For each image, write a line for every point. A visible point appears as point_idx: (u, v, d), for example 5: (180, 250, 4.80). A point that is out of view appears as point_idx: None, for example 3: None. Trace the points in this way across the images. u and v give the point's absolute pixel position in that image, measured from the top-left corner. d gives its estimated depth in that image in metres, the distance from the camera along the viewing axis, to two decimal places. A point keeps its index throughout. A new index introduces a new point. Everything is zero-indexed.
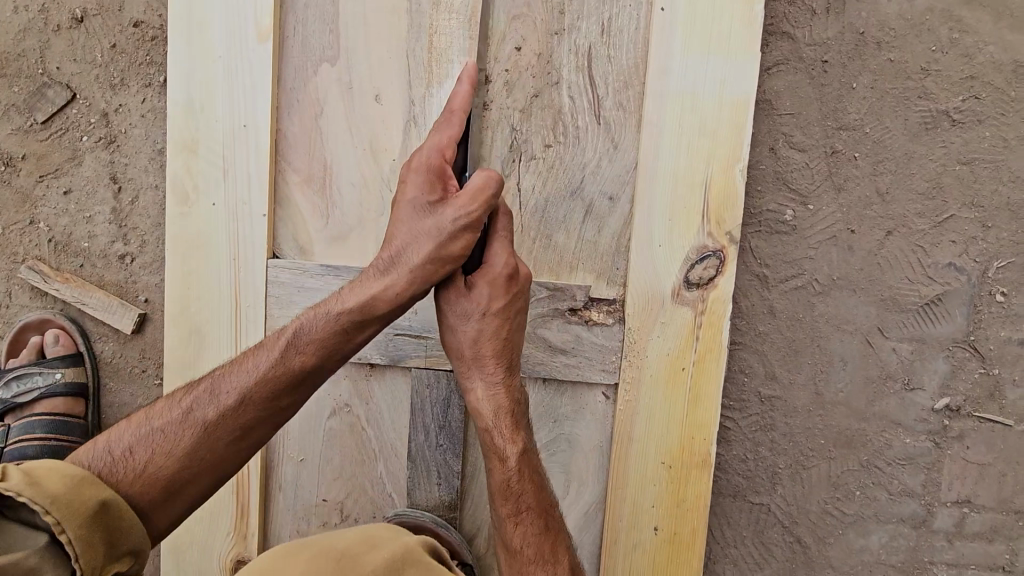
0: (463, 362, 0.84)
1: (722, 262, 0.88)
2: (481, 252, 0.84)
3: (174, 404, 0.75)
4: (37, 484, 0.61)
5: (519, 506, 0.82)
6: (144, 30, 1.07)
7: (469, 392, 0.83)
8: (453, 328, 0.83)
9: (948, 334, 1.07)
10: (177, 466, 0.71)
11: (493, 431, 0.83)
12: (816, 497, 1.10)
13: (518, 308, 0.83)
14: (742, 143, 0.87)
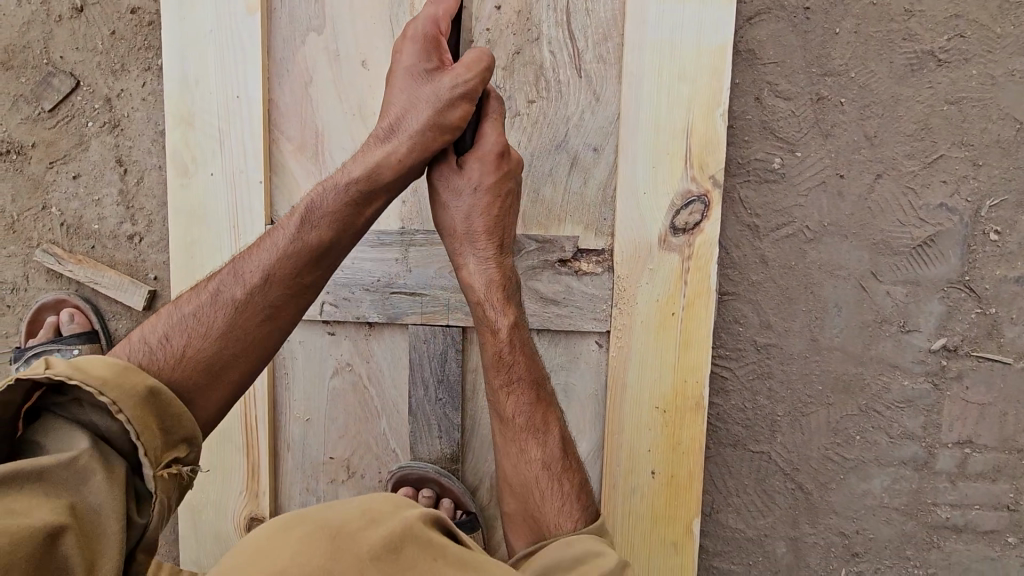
0: (455, 238, 0.85)
1: (707, 207, 0.90)
2: (473, 132, 0.84)
3: (200, 292, 0.76)
4: (79, 374, 0.63)
5: (520, 399, 0.84)
6: (140, 16, 1.11)
7: (463, 266, 0.85)
8: (446, 194, 0.84)
9: (943, 275, 1.07)
10: (214, 349, 0.72)
11: (507, 352, 0.84)
12: (815, 444, 1.11)
13: (510, 184, 0.84)
14: (721, 88, 0.88)
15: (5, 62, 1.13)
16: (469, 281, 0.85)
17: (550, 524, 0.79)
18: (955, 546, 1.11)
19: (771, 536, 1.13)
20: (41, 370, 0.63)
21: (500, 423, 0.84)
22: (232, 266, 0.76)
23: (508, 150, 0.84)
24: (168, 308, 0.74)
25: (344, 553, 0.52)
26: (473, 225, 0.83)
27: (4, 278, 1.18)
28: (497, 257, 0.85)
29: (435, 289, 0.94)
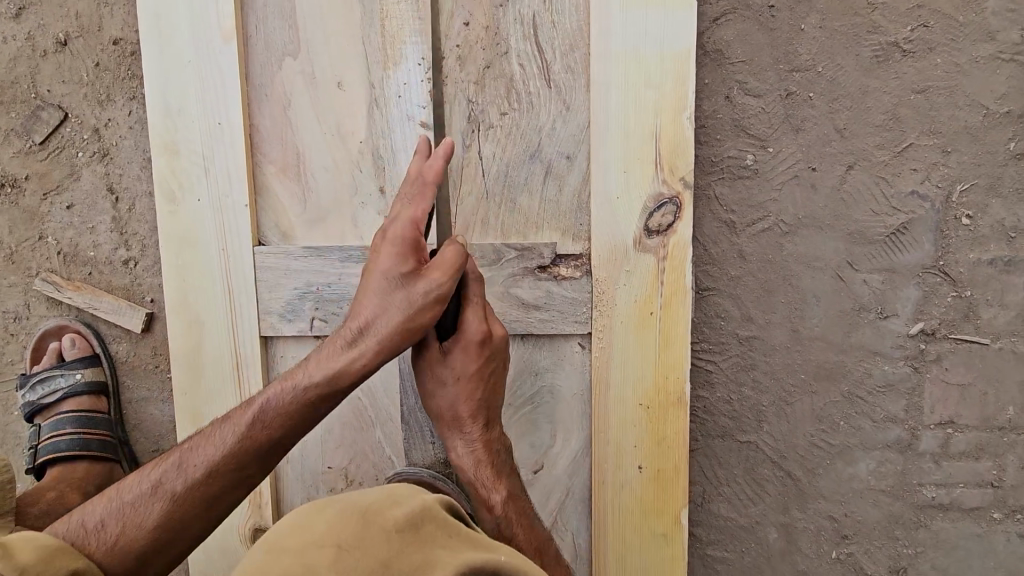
0: (443, 423, 0.93)
1: (679, 209, 0.93)
2: (456, 312, 0.90)
3: (157, 464, 0.80)
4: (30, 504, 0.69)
5: (505, 544, 0.89)
6: (123, 46, 1.14)
7: (451, 449, 0.92)
8: (448, 394, 0.91)
9: (918, 261, 1.09)
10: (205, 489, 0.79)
11: (475, 482, 0.91)
12: (801, 431, 1.14)
13: (492, 367, 0.90)
14: (687, 93, 0.91)
15: None
16: (460, 462, 0.91)
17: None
18: (942, 523, 1.14)
19: (762, 523, 1.16)
20: None
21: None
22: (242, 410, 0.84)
23: (489, 328, 0.89)
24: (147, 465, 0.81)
25: (370, 528, 0.59)
26: (458, 410, 0.91)
27: (5, 308, 1.21)
28: (484, 438, 0.92)
29: None
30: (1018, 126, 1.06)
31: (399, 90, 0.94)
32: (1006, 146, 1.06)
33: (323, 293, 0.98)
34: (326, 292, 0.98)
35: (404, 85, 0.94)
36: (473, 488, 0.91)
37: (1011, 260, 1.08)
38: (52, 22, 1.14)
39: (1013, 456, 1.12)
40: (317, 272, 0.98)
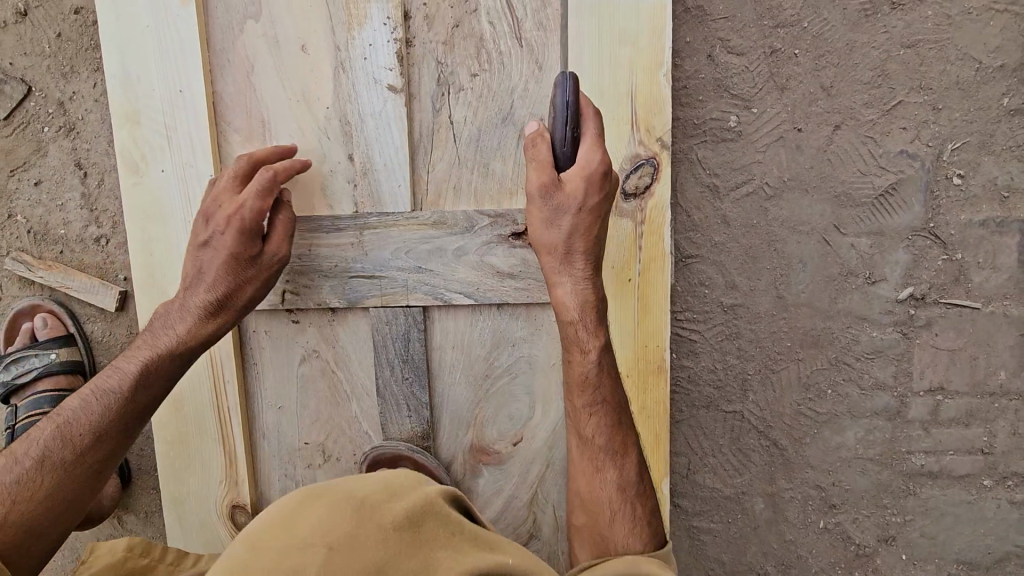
0: (553, 258, 0.86)
1: (656, 170, 0.89)
2: (571, 150, 0.82)
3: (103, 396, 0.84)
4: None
5: (594, 399, 0.87)
6: (84, 15, 1.10)
7: (557, 287, 0.86)
8: (540, 217, 0.85)
9: (908, 223, 1.05)
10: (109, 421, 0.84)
11: (577, 325, 0.86)
12: (788, 400, 1.12)
13: (609, 207, 0.85)
14: (664, 48, 0.87)
15: None
16: (563, 300, 0.86)
17: (618, 542, 0.84)
18: (931, 491, 1.12)
19: (749, 493, 1.15)
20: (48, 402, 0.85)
21: (574, 411, 0.88)
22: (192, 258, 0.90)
23: (604, 158, 0.83)
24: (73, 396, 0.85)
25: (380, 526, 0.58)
26: (572, 246, 0.85)
27: None
28: (591, 276, 0.86)
29: (392, 270, 0.95)
30: (1011, 81, 1.02)
31: (365, 52, 0.91)
32: (999, 101, 1.02)
33: (293, 265, 0.96)
34: (296, 264, 0.96)
35: (371, 47, 0.91)
36: (573, 335, 0.87)
37: (1003, 221, 1.05)
38: None
39: (1003, 422, 1.10)
40: None
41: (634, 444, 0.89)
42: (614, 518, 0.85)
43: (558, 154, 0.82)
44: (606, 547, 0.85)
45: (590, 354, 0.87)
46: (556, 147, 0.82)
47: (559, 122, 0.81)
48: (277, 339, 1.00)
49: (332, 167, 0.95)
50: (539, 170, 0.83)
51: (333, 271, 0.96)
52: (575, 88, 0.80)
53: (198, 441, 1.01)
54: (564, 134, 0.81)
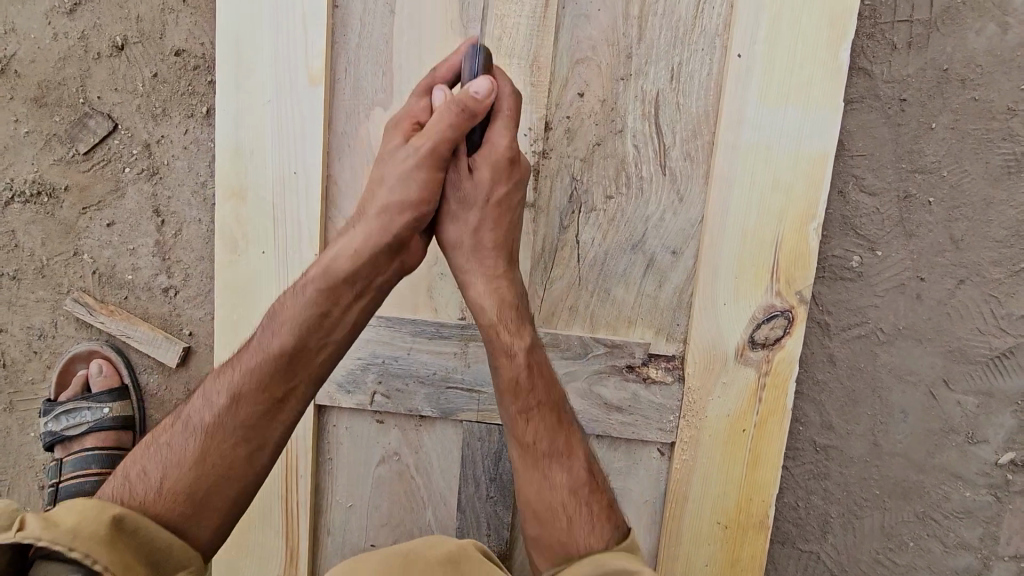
0: (461, 252, 0.81)
1: (790, 323, 0.85)
2: (538, 426, 0.81)
3: (176, 421, 0.79)
4: (53, 527, 0.67)
5: (530, 403, 0.81)
6: (184, 58, 1.03)
7: (469, 286, 0.81)
8: (532, 487, 0.82)
9: (1019, 388, 1.02)
10: (191, 480, 0.75)
11: (497, 328, 0.80)
12: (868, 547, 1.08)
13: (593, 476, 0.83)
14: (818, 201, 0.82)
15: (38, 99, 1.06)
16: (536, 529, 0.82)
17: (579, 544, 0.79)
18: None
19: None
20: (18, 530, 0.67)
21: (511, 420, 0.82)
22: (290, 290, 0.80)
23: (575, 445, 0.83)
24: (150, 445, 0.78)
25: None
26: (480, 240, 0.80)
27: (31, 324, 1.12)
28: (505, 274, 0.81)
29: (493, 387, 0.90)
30: None
31: None
32: None
33: (388, 367, 0.90)
34: (391, 366, 0.90)
35: None
36: (546, 512, 0.81)
37: None
38: (110, 22, 1.03)
39: None
40: (384, 344, 0.90)
41: (610, 498, 0.84)
42: (572, 523, 0.80)
43: (529, 439, 0.82)
44: (562, 552, 0.80)
45: (569, 470, 0.82)
46: (535, 446, 0.81)
47: (517, 400, 0.81)
48: (358, 436, 0.95)
49: (443, 271, 0.90)
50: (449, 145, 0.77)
51: (430, 379, 0.90)
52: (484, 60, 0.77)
53: (260, 534, 0.95)
54: (525, 409, 0.81)
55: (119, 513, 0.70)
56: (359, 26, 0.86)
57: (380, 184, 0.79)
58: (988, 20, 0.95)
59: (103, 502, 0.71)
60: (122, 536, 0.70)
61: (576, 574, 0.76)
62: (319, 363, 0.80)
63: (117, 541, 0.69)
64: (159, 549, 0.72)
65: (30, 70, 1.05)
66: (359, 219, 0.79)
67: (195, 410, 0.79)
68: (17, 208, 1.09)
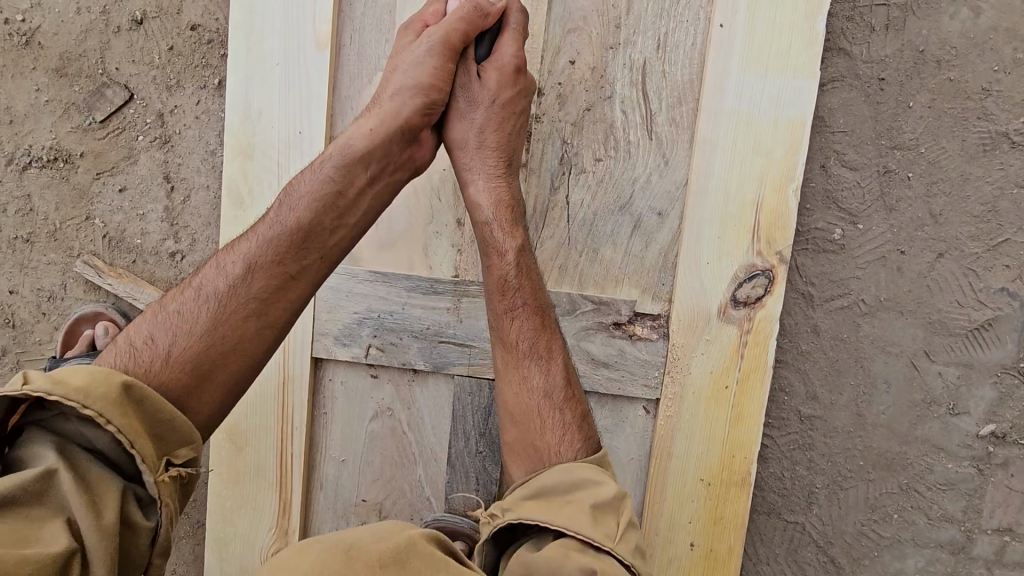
0: (463, 152, 0.86)
1: (771, 282, 0.88)
2: (505, 235, 0.85)
3: (186, 288, 0.77)
4: (61, 383, 0.65)
5: (514, 302, 0.84)
6: (200, 33, 1.09)
7: (469, 183, 0.86)
8: (516, 372, 0.84)
9: (998, 360, 1.05)
10: (199, 351, 0.73)
11: (492, 225, 0.84)
12: (853, 519, 1.10)
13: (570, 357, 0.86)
14: (797, 164, 0.86)
15: (60, 69, 1.11)
16: (515, 402, 0.84)
17: (551, 450, 0.81)
18: None
19: None
20: (21, 385, 0.64)
21: (495, 318, 0.85)
22: (308, 169, 0.82)
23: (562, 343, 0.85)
24: (162, 304, 0.76)
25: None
26: (484, 137, 0.85)
27: (40, 286, 1.16)
28: (504, 175, 0.86)
29: (484, 341, 0.93)
30: None
31: None
32: None
33: (383, 321, 0.93)
34: (386, 320, 0.93)
35: None
36: (520, 410, 0.83)
37: None
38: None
39: None
40: (380, 299, 0.93)
41: (586, 413, 0.84)
42: (544, 428, 0.82)
43: (517, 336, 0.84)
44: (538, 460, 0.82)
45: (552, 354, 0.84)
46: (518, 338, 0.84)
47: (496, 240, 0.84)
48: (352, 392, 0.98)
49: (438, 229, 0.94)
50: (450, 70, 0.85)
51: (423, 333, 0.93)
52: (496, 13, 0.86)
53: (254, 487, 0.97)
54: (513, 280, 0.84)
55: (128, 379, 0.67)
56: None
57: (395, 68, 0.84)
58: (960, 5, 1.00)
59: (105, 367, 0.67)
60: (131, 403, 0.67)
61: (540, 483, 0.78)
62: (332, 247, 0.81)
63: (127, 406, 0.67)
64: (164, 419, 0.69)
65: (53, 42, 1.11)
66: (372, 110, 0.84)
67: (207, 279, 0.77)
68: (33, 173, 1.14)
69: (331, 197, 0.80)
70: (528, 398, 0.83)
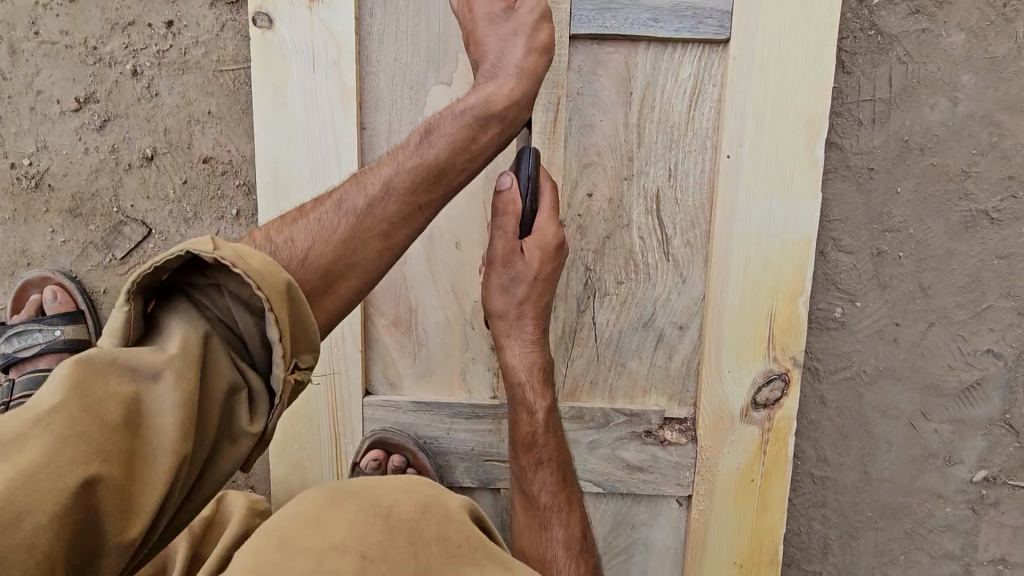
0: (504, 321, 0.92)
1: (787, 384, 0.95)
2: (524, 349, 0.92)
3: (323, 202, 0.75)
4: (245, 259, 0.62)
5: (540, 456, 0.93)
6: (213, 165, 1.10)
7: (506, 348, 0.92)
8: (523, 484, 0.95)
9: (986, 414, 1.15)
10: (335, 255, 0.71)
11: (524, 386, 0.92)
12: (864, 563, 1.21)
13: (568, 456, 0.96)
14: (805, 278, 0.92)
15: (73, 209, 1.11)
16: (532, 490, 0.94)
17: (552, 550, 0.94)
18: None
19: None
20: (208, 250, 0.61)
21: (522, 471, 0.94)
22: (446, 114, 0.82)
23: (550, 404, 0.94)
24: (297, 219, 0.73)
25: (395, 537, 0.61)
26: (525, 322, 0.91)
27: None
28: (538, 342, 0.92)
29: None
30: None
31: None
32: None
33: (429, 446, 0.99)
34: (432, 446, 0.99)
35: None
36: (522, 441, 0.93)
37: None
38: (139, 135, 1.09)
39: None
40: (425, 426, 0.98)
41: (577, 498, 0.96)
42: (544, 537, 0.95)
43: (547, 386, 0.93)
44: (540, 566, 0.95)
45: (538, 414, 0.93)
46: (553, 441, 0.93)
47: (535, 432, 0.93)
48: None
49: (473, 355, 0.99)
50: (505, 239, 0.89)
51: (468, 453, 0.99)
52: (536, 162, 0.87)
53: None
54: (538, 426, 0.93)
55: (291, 280, 0.65)
56: (385, 145, 0.94)
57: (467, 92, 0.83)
58: (940, 95, 1.07)
59: (277, 264, 0.65)
60: (290, 302, 0.65)
61: None
62: (458, 181, 0.82)
63: (289, 293, 0.65)
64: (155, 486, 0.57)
65: (63, 183, 1.11)
66: (427, 142, 0.80)
67: (347, 194, 0.75)
68: None
69: (411, 197, 0.77)
70: (536, 481, 0.93)
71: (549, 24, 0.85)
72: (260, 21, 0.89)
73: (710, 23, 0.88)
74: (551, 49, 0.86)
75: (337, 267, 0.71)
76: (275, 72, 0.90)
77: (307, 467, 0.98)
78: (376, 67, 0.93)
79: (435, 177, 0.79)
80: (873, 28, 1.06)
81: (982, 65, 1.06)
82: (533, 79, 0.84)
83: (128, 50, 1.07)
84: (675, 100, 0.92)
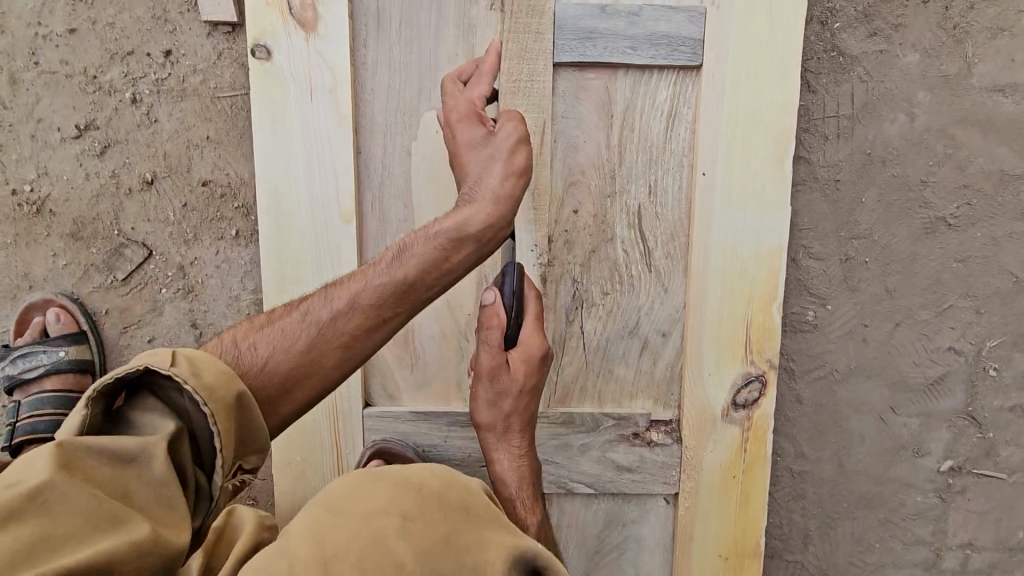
0: (492, 433, 0.96)
1: (764, 385, 1.01)
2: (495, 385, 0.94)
3: (291, 309, 0.81)
4: (198, 375, 0.68)
5: (513, 483, 0.96)
6: (212, 188, 1.14)
7: (497, 461, 0.96)
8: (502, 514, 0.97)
9: (950, 407, 1.23)
10: (289, 365, 0.77)
11: (516, 503, 0.95)
12: (842, 552, 1.27)
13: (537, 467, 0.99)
14: (777, 286, 0.99)
15: (74, 234, 1.14)
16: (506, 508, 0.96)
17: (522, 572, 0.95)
18: None
19: None
20: (166, 363, 0.67)
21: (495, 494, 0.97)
22: (416, 233, 0.87)
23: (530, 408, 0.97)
24: (264, 325, 0.79)
25: (428, 509, 0.57)
26: (511, 383, 0.94)
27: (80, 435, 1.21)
28: (527, 397, 0.96)
29: None
30: None
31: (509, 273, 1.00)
32: None
33: (427, 453, 1.03)
34: (431, 453, 1.03)
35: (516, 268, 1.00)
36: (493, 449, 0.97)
37: None
38: (139, 161, 1.13)
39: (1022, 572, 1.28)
40: (423, 435, 1.03)
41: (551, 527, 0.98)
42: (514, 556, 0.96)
43: (526, 422, 0.97)
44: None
45: (513, 446, 0.96)
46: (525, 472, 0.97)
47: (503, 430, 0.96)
48: None
49: (468, 365, 1.04)
50: (496, 300, 0.93)
51: (466, 459, 1.04)
52: (526, 231, 0.94)
53: None
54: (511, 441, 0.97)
55: (243, 389, 0.71)
56: (380, 168, 0.99)
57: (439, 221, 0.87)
58: (899, 111, 1.15)
59: (230, 370, 0.71)
60: (238, 409, 0.70)
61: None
62: (428, 296, 0.86)
63: (231, 405, 0.70)
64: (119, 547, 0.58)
65: (65, 209, 1.14)
66: (401, 251, 0.85)
67: (314, 306, 0.81)
68: None
69: (371, 327, 0.82)
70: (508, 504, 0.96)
71: (526, 148, 0.90)
72: (259, 53, 0.93)
73: (684, 50, 0.95)
74: (528, 171, 0.91)
75: (300, 372, 0.77)
76: (274, 101, 0.94)
77: (309, 479, 1.02)
78: (371, 95, 0.98)
79: (376, 326, 0.82)
80: (835, 49, 1.14)
81: (936, 82, 1.14)
82: (512, 198, 0.89)
83: (127, 78, 1.11)
84: (653, 122, 0.99)
